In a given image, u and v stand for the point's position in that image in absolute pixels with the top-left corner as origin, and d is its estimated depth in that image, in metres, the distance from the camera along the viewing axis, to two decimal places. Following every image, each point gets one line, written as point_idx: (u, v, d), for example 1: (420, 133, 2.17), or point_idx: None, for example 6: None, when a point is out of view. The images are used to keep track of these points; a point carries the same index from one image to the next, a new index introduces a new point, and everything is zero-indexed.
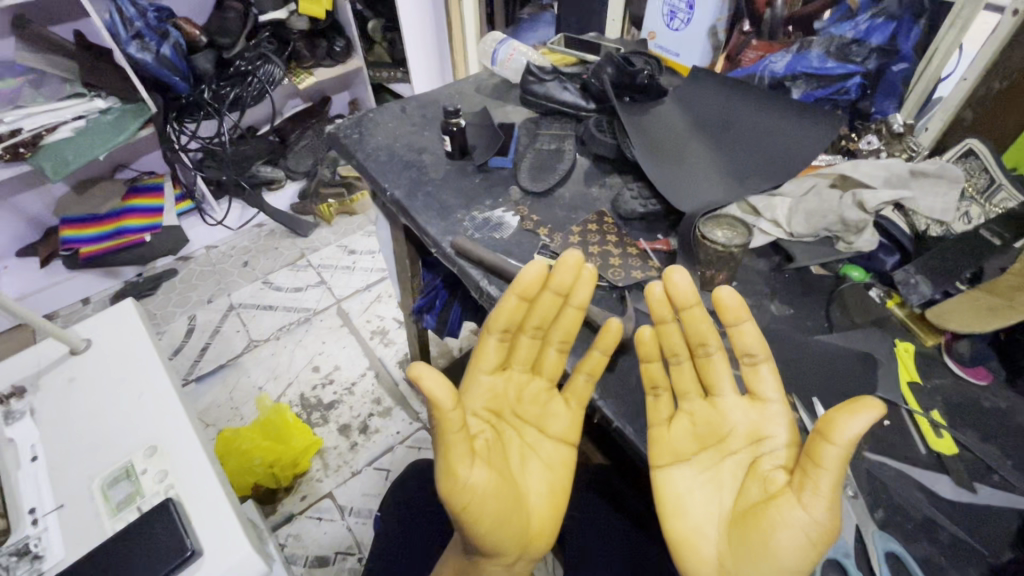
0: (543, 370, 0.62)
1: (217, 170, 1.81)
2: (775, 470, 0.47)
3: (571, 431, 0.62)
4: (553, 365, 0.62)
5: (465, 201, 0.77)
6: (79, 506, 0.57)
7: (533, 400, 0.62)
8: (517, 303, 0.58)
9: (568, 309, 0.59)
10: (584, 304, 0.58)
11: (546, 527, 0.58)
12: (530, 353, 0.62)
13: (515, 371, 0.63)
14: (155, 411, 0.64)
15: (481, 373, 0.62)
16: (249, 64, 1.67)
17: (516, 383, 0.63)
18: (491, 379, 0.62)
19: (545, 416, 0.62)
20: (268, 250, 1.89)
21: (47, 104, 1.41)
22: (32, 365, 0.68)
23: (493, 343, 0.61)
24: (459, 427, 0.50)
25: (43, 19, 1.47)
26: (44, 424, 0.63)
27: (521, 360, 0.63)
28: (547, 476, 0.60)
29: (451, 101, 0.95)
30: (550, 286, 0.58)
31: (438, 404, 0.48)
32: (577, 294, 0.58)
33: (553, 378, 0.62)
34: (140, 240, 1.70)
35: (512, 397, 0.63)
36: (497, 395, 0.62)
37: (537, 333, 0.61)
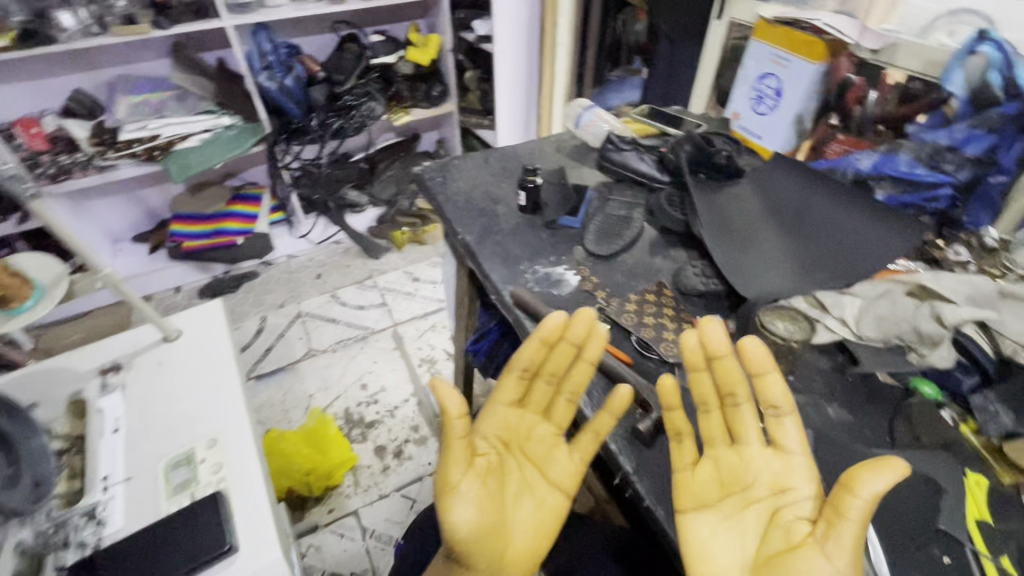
0: (553, 418, 0.65)
1: (310, 189, 1.98)
2: (799, 521, 0.47)
3: (570, 481, 0.64)
4: (564, 414, 0.65)
5: (530, 253, 0.80)
6: (142, 482, 0.63)
7: (540, 441, 0.66)
8: (535, 347, 0.63)
9: (581, 362, 0.61)
10: (595, 360, 0.61)
11: (523, 562, 0.59)
12: (544, 398, 0.66)
13: (529, 411, 0.67)
14: (221, 406, 0.70)
15: (497, 403, 0.67)
16: (355, 100, 1.82)
17: (528, 423, 0.67)
18: (506, 412, 0.67)
19: (548, 460, 0.65)
20: (340, 267, 2.02)
21: (186, 118, 1.64)
22: (129, 346, 0.77)
23: (513, 379, 0.67)
24: (461, 436, 0.57)
25: (196, 46, 1.72)
26: (129, 400, 0.71)
27: (535, 402, 0.67)
28: (536, 517, 0.62)
29: (530, 157, 1.01)
30: (566, 336, 0.62)
31: (448, 410, 0.56)
32: (589, 349, 0.61)
33: (561, 428, 0.65)
34: (232, 242, 1.88)
35: (521, 435, 0.66)
36: (508, 429, 0.66)
37: (552, 379, 0.65)
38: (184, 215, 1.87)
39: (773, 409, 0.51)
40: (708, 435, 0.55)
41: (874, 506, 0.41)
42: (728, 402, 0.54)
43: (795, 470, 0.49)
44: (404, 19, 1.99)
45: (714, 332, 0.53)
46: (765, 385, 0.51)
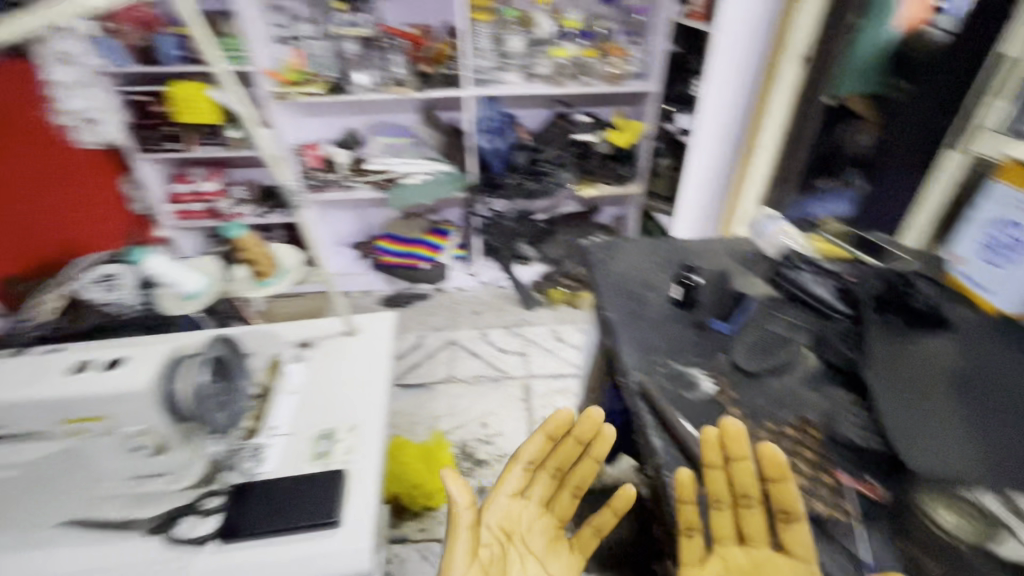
0: (555, 509, 0.83)
1: (492, 236, 2.22)
2: None
3: (566, 569, 0.77)
4: (564, 506, 0.84)
5: (670, 349, 0.79)
6: (295, 440, 0.77)
7: (540, 532, 0.80)
8: (540, 444, 0.83)
9: (585, 457, 0.83)
10: (598, 456, 0.83)
11: None
12: (545, 493, 0.83)
13: (530, 504, 0.82)
14: (369, 401, 0.83)
15: (501, 494, 0.81)
16: (550, 168, 2.00)
17: (529, 515, 0.81)
18: (508, 503, 0.80)
19: (551, 553, 0.78)
20: (497, 310, 2.20)
21: (415, 160, 2.02)
22: (321, 330, 0.96)
23: (518, 472, 0.83)
24: (468, 523, 0.71)
25: (440, 106, 2.11)
26: (308, 373, 0.88)
27: (537, 495, 0.83)
28: None
29: (698, 254, 1.01)
30: (572, 435, 0.83)
31: (459, 498, 0.71)
32: (595, 448, 0.82)
33: (561, 519, 0.83)
34: (415, 266, 2.22)
35: (524, 526, 0.79)
36: (512, 521, 0.79)
37: (555, 473, 0.84)
38: (391, 235, 2.26)
39: (785, 514, 0.58)
40: (722, 533, 0.63)
41: None
42: (740, 500, 0.64)
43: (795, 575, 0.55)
44: (615, 103, 2.16)
45: (734, 433, 0.62)
46: (784, 491, 0.58)
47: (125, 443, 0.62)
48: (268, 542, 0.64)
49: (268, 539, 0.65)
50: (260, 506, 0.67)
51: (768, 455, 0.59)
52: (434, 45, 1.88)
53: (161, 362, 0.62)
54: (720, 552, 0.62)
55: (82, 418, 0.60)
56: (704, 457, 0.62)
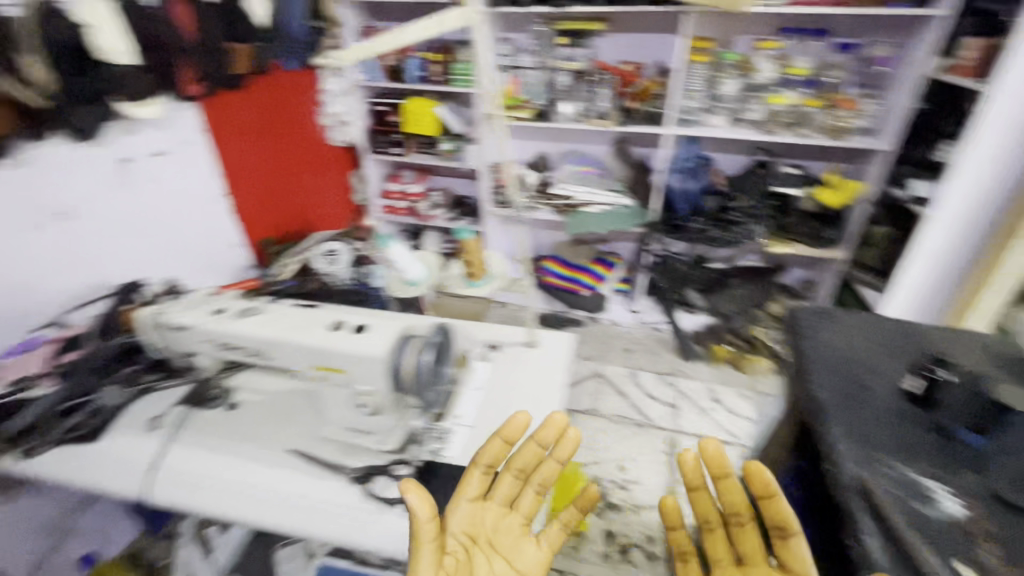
0: (520, 508, 0.71)
1: (662, 277, 2.12)
2: None
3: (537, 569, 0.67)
4: (528, 506, 0.72)
5: (898, 448, 0.68)
6: (474, 435, 0.81)
7: (507, 531, 0.69)
8: (497, 443, 0.69)
9: (550, 461, 0.71)
10: (563, 457, 0.71)
11: None
12: (509, 492, 0.71)
13: (493, 504, 0.71)
14: (545, 417, 0.84)
15: (460, 499, 0.69)
16: (740, 218, 1.87)
17: (494, 515, 0.70)
18: (468, 506, 0.69)
19: (514, 552, 0.67)
20: (651, 353, 2.12)
21: (599, 191, 2.08)
22: (506, 336, 1.01)
23: (477, 475, 0.70)
24: (430, 534, 0.61)
25: (633, 141, 2.13)
26: (490, 374, 0.93)
27: (500, 495, 0.71)
28: None
29: (939, 346, 0.85)
30: (535, 437, 0.71)
31: (416, 513, 0.60)
32: (561, 450, 0.72)
33: (528, 518, 0.71)
34: (577, 292, 2.25)
35: (489, 527, 0.69)
36: (475, 523, 0.68)
37: (518, 474, 0.72)
38: (559, 258, 2.34)
39: (780, 531, 0.59)
40: (716, 556, 0.67)
41: None
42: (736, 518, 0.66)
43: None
44: (828, 158, 1.96)
45: (713, 455, 0.65)
46: (773, 506, 0.59)
47: (355, 398, 0.73)
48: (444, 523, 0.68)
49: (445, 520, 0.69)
50: None
51: (753, 470, 0.60)
52: (642, 82, 1.91)
53: (394, 337, 0.71)
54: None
55: (329, 368, 0.71)
56: (688, 478, 0.71)
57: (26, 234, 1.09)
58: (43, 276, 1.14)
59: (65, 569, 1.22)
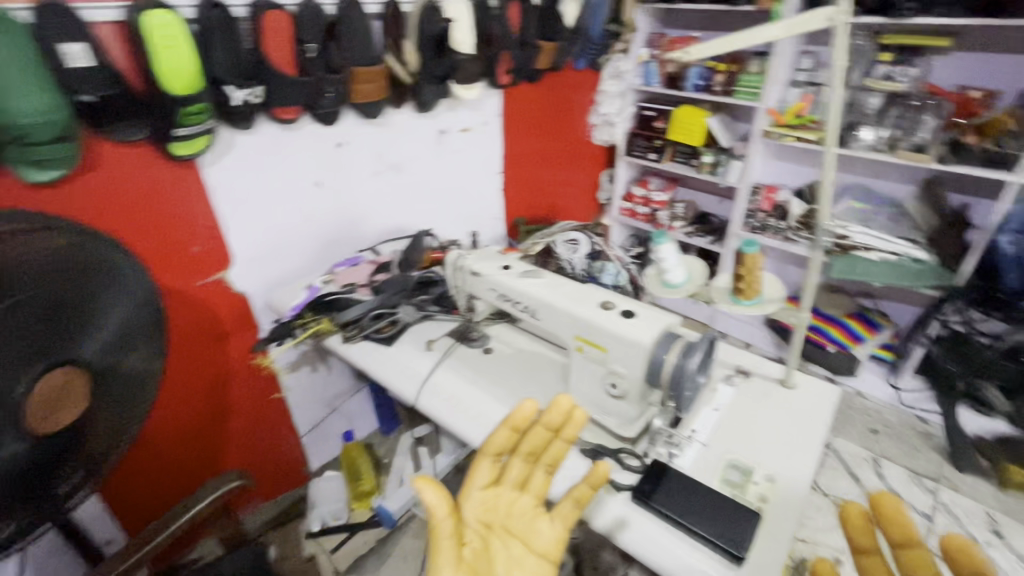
0: (531, 488, 0.64)
1: (950, 358, 1.67)
2: None
3: (554, 551, 0.60)
4: (542, 485, 0.64)
5: None
6: (710, 454, 0.76)
7: (521, 515, 0.62)
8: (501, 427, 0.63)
9: (557, 442, 0.65)
10: (570, 441, 0.64)
11: None
12: (520, 474, 0.64)
13: (505, 490, 0.63)
14: (793, 464, 0.75)
15: (472, 488, 0.62)
16: None
17: (507, 499, 0.63)
18: (482, 494, 0.61)
19: (530, 536, 0.61)
20: (907, 445, 1.71)
21: (887, 236, 1.74)
22: (759, 367, 0.93)
23: (488, 464, 0.62)
24: (450, 534, 0.55)
25: (953, 185, 1.73)
26: (735, 399, 0.86)
27: (511, 479, 0.63)
28: None
29: None
30: (543, 422, 0.64)
31: (434, 511, 0.54)
32: (566, 432, 0.64)
33: (540, 497, 0.64)
34: (820, 344, 1.93)
35: (503, 512, 0.62)
36: (490, 509, 0.62)
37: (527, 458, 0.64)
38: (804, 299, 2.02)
39: None
40: None
41: None
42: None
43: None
44: None
45: (892, 513, 0.56)
46: None
47: (607, 376, 0.75)
48: (667, 528, 0.66)
49: (668, 524, 0.67)
50: (670, 490, 0.69)
51: (955, 545, 0.53)
52: (990, 113, 1.52)
53: (660, 330, 0.71)
54: None
55: (591, 341, 0.75)
56: (861, 531, 0.56)
57: (370, 176, 1.40)
58: (372, 211, 1.46)
59: (330, 437, 1.57)
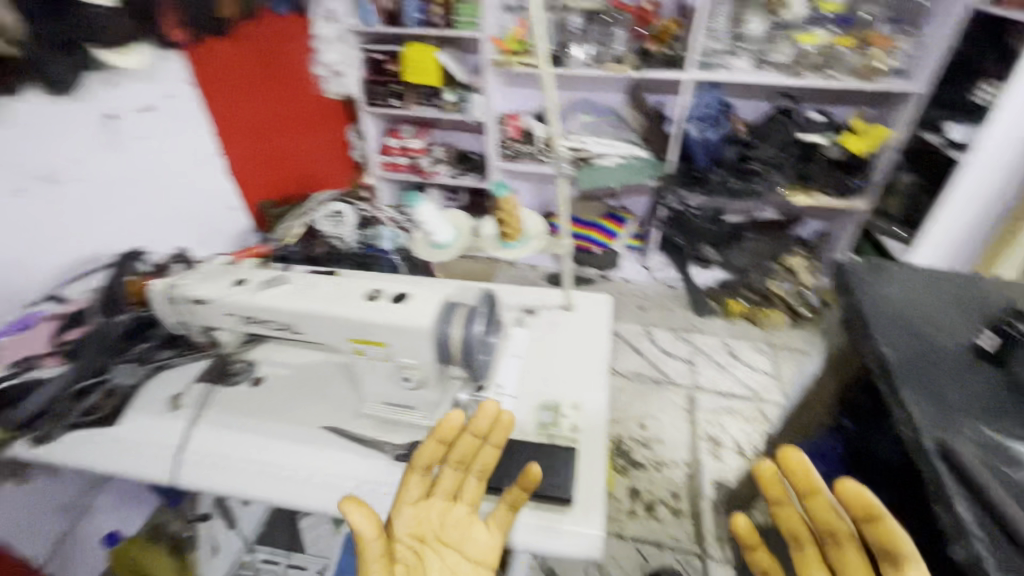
0: (464, 497, 0.62)
1: (675, 232, 2.08)
2: None
3: (490, 555, 0.58)
4: (474, 493, 0.63)
5: (978, 410, 0.64)
6: (521, 404, 0.77)
7: (455, 525, 0.59)
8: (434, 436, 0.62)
9: (486, 447, 0.63)
10: (501, 445, 0.63)
11: None
12: (452, 484, 0.62)
13: (436, 501, 0.61)
14: (590, 383, 0.80)
15: (402, 503, 0.59)
16: (763, 168, 1.80)
17: (440, 511, 0.60)
18: (412, 509, 0.59)
19: (466, 544, 0.59)
20: (666, 310, 2.08)
21: (614, 142, 1.97)
22: (541, 300, 0.95)
23: (417, 477, 0.60)
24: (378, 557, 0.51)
25: (649, 88, 2.03)
26: (529, 338, 0.88)
27: (442, 489, 0.62)
28: None
29: (1003, 297, 0.81)
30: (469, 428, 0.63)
31: (362, 538, 0.50)
32: (496, 437, 0.64)
33: (474, 505, 0.62)
34: (589, 249, 2.23)
35: (436, 523, 0.59)
36: (422, 523, 0.59)
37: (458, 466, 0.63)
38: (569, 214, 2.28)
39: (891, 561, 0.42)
40: None
41: None
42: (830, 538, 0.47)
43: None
44: (852, 102, 1.87)
45: (793, 466, 0.50)
46: (882, 535, 0.42)
47: (398, 371, 0.67)
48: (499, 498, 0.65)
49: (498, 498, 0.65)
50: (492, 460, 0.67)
51: (850, 492, 0.44)
52: (661, 22, 1.78)
53: (437, 305, 0.65)
54: None
55: (367, 341, 0.65)
56: (767, 492, 0.53)
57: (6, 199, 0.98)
58: (30, 245, 1.04)
59: (83, 548, 1.18)
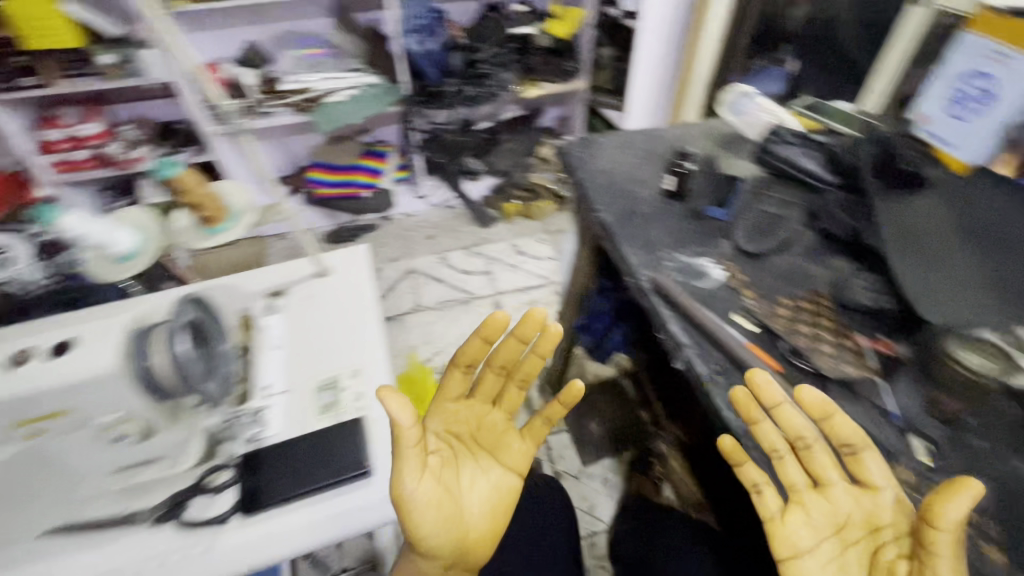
0: (503, 404, 0.76)
1: (437, 153, 2.05)
2: (897, 560, 0.48)
3: (521, 462, 0.72)
4: (514, 400, 0.77)
5: (672, 241, 0.78)
6: (296, 396, 0.71)
7: (491, 428, 0.74)
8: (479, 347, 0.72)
9: (533, 357, 0.74)
10: (545, 355, 0.72)
11: (481, 540, 0.65)
12: (492, 388, 0.76)
13: (476, 403, 0.75)
14: (367, 348, 0.77)
15: (447, 401, 0.74)
16: (491, 69, 1.83)
17: (478, 412, 0.74)
18: (453, 406, 0.73)
19: (500, 441, 0.73)
20: (453, 230, 2.10)
21: (338, 74, 1.78)
22: (290, 275, 0.86)
23: (458, 376, 0.74)
24: (413, 445, 0.58)
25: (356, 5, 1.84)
26: (288, 322, 0.79)
27: (483, 391, 0.76)
28: (490, 496, 0.68)
29: (678, 142, 0.97)
30: (514, 335, 0.72)
31: (397, 423, 0.57)
32: (541, 346, 0.72)
33: (510, 412, 0.76)
34: (358, 195, 2.07)
35: (473, 424, 0.73)
36: (461, 420, 0.73)
37: (500, 372, 0.75)
38: (323, 164, 2.08)
39: (848, 447, 0.51)
40: (791, 483, 0.54)
41: (959, 534, 0.42)
42: (801, 444, 0.54)
43: (889, 504, 0.50)
44: None
45: (765, 386, 0.52)
46: (837, 427, 0.51)
47: (106, 433, 0.55)
48: (293, 507, 0.62)
49: (290, 503, 0.62)
50: (272, 471, 0.63)
51: (811, 398, 0.50)
52: None
53: (120, 341, 0.52)
54: (799, 502, 0.52)
55: (39, 419, 0.50)
56: (744, 415, 0.53)
57: None
58: None
59: None
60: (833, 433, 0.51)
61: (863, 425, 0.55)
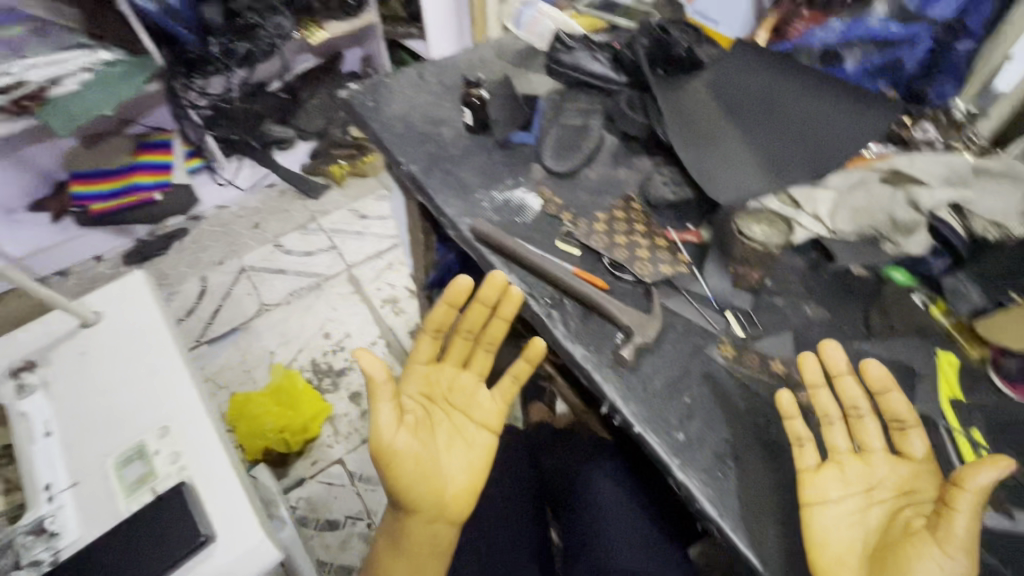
0: (473, 366, 0.72)
1: (227, 129, 1.76)
2: (918, 517, 0.44)
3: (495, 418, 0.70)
4: (484, 362, 0.72)
5: (485, 179, 0.73)
6: (94, 484, 0.57)
7: (462, 390, 0.70)
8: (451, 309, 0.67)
9: (495, 319, 0.67)
10: (509, 318, 0.65)
11: (462, 498, 0.62)
12: (462, 352, 0.71)
13: (446, 365, 0.71)
14: (170, 389, 0.63)
15: (416, 364, 0.70)
16: (259, 17, 1.56)
17: (448, 376, 0.70)
18: (424, 369, 0.70)
19: (472, 403, 0.69)
20: (279, 211, 1.84)
21: (49, 56, 1.35)
22: (42, 338, 0.66)
23: (429, 341, 0.70)
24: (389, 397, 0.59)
25: None
26: (57, 399, 0.62)
27: (453, 356, 0.71)
28: (467, 455, 0.65)
29: (471, 67, 0.90)
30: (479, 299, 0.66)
31: (371, 377, 0.58)
32: (503, 309, 0.64)
33: (482, 373, 0.72)
34: (150, 199, 1.70)
35: (445, 387, 0.70)
36: (431, 384, 0.69)
37: (468, 336, 0.70)
38: (86, 173, 1.66)
39: (897, 422, 0.49)
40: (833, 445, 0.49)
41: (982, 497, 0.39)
42: (850, 415, 0.51)
43: (928, 477, 0.46)
44: None
45: (832, 352, 0.52)
46: (889, 402, 0.50)
47: None
48: None
49: None
50: None
51: (877, 366, 0.50)
52: None
53: None
54: (835, 459, 0.48)
55: None
56: (807, 376, 0.51)
57: None
58: None
59: None
60: (885, 406, 0.50)
61: (690, 319, 0.58)
